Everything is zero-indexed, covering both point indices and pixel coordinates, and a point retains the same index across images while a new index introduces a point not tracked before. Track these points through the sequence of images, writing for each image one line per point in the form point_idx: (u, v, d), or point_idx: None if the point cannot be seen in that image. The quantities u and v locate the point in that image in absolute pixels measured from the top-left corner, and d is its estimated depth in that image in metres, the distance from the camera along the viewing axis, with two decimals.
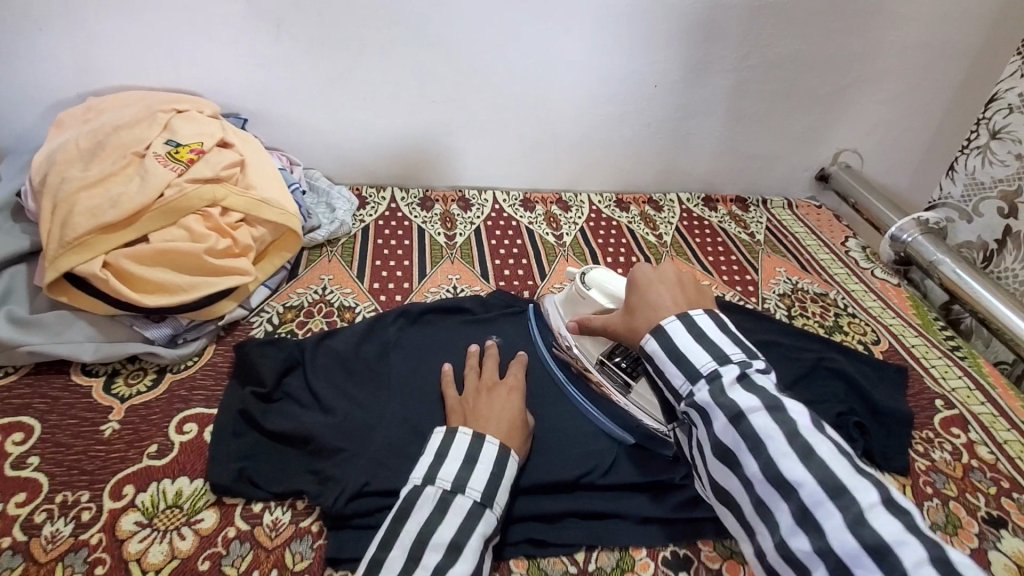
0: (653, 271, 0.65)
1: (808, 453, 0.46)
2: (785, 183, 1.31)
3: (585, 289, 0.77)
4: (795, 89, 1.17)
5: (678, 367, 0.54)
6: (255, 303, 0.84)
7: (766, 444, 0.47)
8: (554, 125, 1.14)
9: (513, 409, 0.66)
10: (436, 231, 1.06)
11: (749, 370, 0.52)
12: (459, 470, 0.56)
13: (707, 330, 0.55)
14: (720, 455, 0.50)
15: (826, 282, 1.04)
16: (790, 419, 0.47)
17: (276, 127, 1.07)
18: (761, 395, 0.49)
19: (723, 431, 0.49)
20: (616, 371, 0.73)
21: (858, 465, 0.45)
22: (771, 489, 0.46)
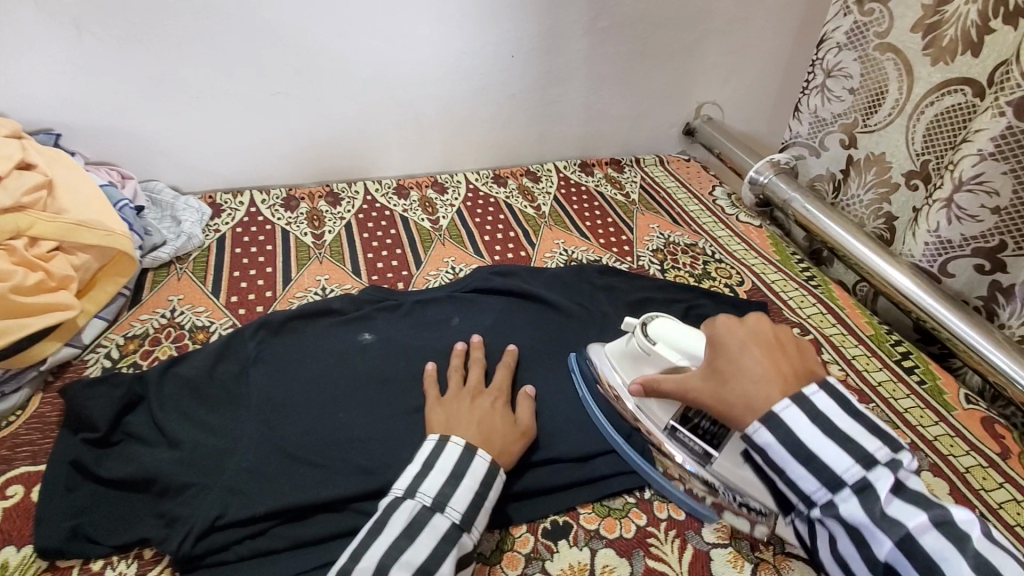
0: (739, 327, 0.60)
1: (992, 575, 0.45)
2: (656, 141, 1.35)
3: (648, 347, 0.65)
4: (651, 48, 1.19)
5: (900, 547, 0.47)
6: (88, 339, 0.75)
7: (941, 567, 0.45)
8: (417, 106, 1.10)
9: (500, 420, 0.65)
10: (302, 231, 1.00)
11: (899, 470, 0.50)
12: (413, 477, 0.57)
13: (833, 418, 0.52)
14: (882, 573, 0.48)
15: (695, 232, 1.08)
16: (960, 531, 0.47)
17: (100, 139, 0.95)
18: (924, 507, 0.48)
19: (890, 555, 0.47)
20: (693, 438, 0.64)
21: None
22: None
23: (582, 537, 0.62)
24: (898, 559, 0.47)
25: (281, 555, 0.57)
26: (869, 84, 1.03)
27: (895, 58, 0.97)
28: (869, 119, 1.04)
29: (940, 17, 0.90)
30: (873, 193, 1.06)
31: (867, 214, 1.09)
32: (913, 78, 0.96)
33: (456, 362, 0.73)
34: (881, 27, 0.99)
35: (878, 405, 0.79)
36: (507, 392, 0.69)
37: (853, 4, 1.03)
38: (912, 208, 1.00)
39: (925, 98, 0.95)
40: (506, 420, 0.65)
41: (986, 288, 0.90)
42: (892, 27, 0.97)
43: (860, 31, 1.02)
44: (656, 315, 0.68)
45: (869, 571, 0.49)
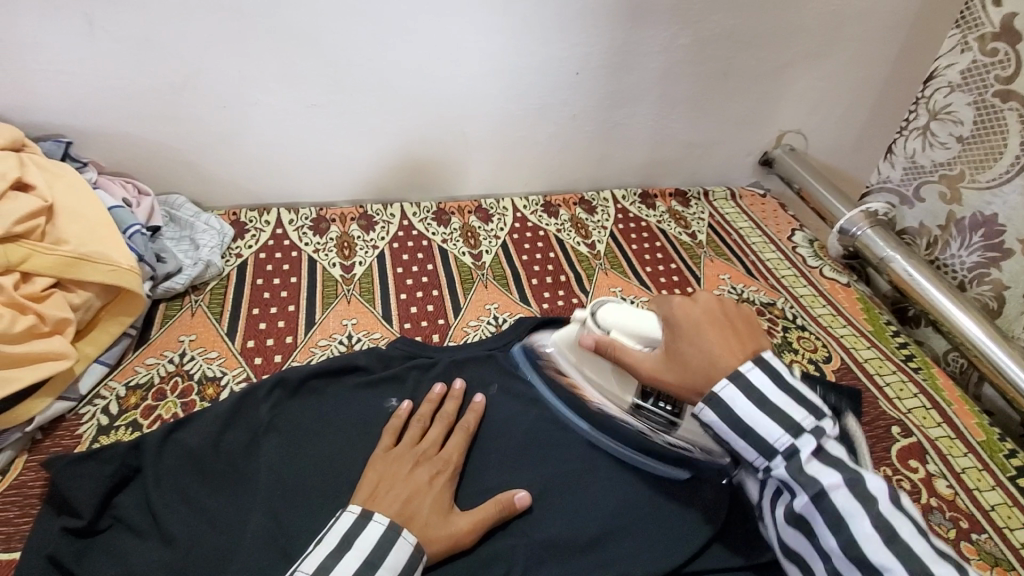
0: (690, 304, 0.58)
1: (891, 533, 0.47)
2: (727, 170, 1.20)
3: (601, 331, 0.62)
4: (733, 69, 1.04)
5: (814, 503, 0.49)
6: (86, 389, 0.66)
7: (848, 523, 0.48)
8: (463, 123, 0.98)
9: (430, 498, 0.57)
10: (330, 261, 0.90)
11: (822, 438, 0.51)
12: (325, 556, 0.49)
13: (773, 395, 0.51)
14: (796, 522, 0.51)
15: (773, 289, 0.95)
16: (869, 493, 0.48)
17: (116, 147, 0.87)
18: (841, 469, 0.49)
19: (805, 509, 0.50)
20: (656, 411, 0.64)
21: (937, 546, 0.47)
22: (853, 567, 0.47)
23: None
24: (812, 513, 0.49)
25: None
26: (983, 133, 0.87)
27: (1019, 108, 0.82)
28: (977, 175, 0.89)
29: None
30: (979, 259, 0.90)
31: (971, 278, 0.92)
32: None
33: (421, 415, 0.65)
34: (1006, 71, 0.83)
35: (992, 538, 0.66)
36: (456, 467, 0.61)
37: (973, 40, 0.87)
38: None
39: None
40: (440, 502, 0.57)
41: None
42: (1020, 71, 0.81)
43: (979, 72, 0.86)
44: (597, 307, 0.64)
45: (787, 520, 0.52)
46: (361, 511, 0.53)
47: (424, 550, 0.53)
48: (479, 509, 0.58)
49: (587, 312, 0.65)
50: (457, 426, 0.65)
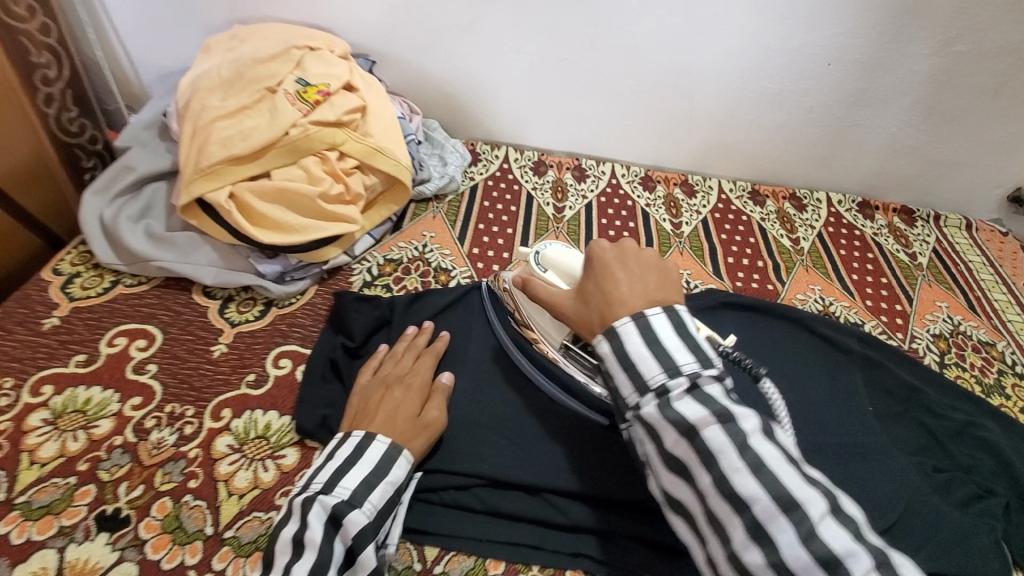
0: (610, 247, 0.55)
1: (759, 466, 0.42)
2: (966, 197, 1.09)
3: (540, 271, 0.66)
4: (1013, 86, 0.94)
5: (682, 438, 0.44)
6: (358, 251, 0.85)
7: (718, 459, 0.43)
8: (694, 99, 1.01)
9: (402, 406, 0.61)
10: (545, 200, 1.00)
11: (699, 379, 0.46)
12: (310, 472, 0.55)
13: (660, 336, 0.48)
14: (672, 466, 0.46)
15: (996, 330, 0.87)
16: (739, 430, 0.43)
17: (403, 73, 1.05)
18: (710, 404, 0.44)
19: (677, 448, 0.45)
20: (584, 353, 0.66)
21: (806, 473, 0.42)
22: (724, 503, 0.42)
23: None
24: (683, 452, 0.44)
25: (475, 515, 0.60)
26: None
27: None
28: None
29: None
30: None
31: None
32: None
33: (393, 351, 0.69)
34: None
35: None
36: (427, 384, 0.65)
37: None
38: None
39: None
40: (408, 409, 0.61)
41: None
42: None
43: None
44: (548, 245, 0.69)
45: (664, 467, 0.46)
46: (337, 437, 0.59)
47: (405, 448, 0.58)
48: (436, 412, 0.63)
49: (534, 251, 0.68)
50: (427, 353, 0.69)
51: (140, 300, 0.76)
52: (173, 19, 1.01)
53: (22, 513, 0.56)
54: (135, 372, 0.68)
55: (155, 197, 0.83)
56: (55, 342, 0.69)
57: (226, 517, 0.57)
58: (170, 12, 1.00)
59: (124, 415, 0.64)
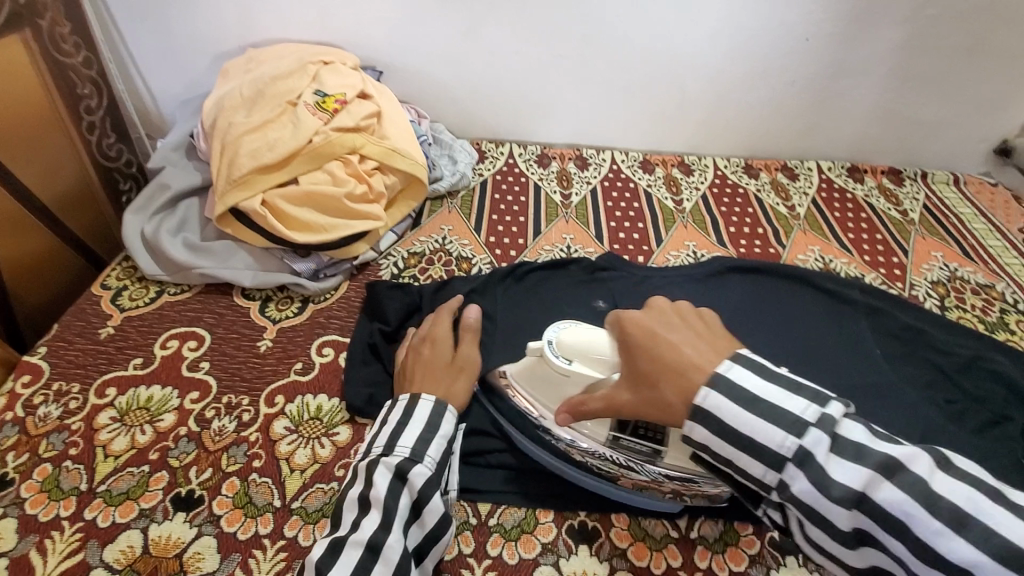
0: (644, 314, 0.56)
1: (939, 503, 0.39)
2: (952, 155, 1.14)
3: (564, 368, 0.60)
4: (986, 43, 0.99)
5: (854, 510, 0.41)
6: (384, 247, 0.91)
7: (910, 524, 0.39)
8: (685, 82, 1.07)
9: (434, 359, 0.66)
10: (552, 189, 1.06)
11: (835, 427, 0.43)
12: (372, 434, 0.60)
13: (756, 393, 0.45)
14: (851, 540, 0.42)
15: (993, 273, 0.91)
16: (912, 478, 0.40)
17: (407, 80, 1.11)
18: (863, 460, 0.41)
19: (852, 523, 0.41)
20: (638, 440, 0.59)
21: (999, 498, 0.39)
22: (930, 570, 0.38)
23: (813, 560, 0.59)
24: (864, 525, 0.41)
25: (518, 471, 0.64)
26: None
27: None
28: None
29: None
30: None
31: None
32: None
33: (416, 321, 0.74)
34: None
35: None
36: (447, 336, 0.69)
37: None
38: None
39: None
40: (441, 362, 0.66)
41: None
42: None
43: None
44: (557, 334, 0.62)
45: (837, 543, 0.43)
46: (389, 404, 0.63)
47: (450, 403, 0.62)
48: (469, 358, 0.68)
49: (545, 341, 0.62)
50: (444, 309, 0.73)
51: (186, 306, 0.81)
52: (189, 48, 1.07)
53: (105, 500, 0.61)
54: (190, 370, 0.73)
55: (190, 212, 0.89)
56: (113, 348, 0.75)
57: (291, 490, 0.62)
58: (185, 42, 1.07)
59: (185, 408, 0.69)
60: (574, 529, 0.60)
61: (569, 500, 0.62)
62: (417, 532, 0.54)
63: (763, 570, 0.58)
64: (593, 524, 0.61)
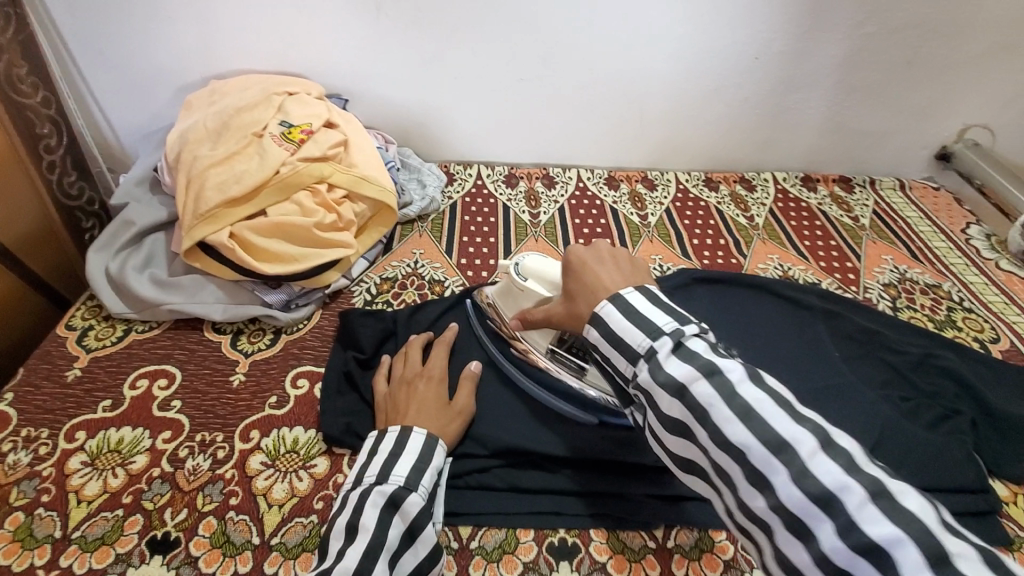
0: (585, 249, 0.60)
1: (748, 412, 0.42)
2: (897, 162, 1.21)
3: (522, 284, 0.72)
4: (919, 57, 1.06)
5: (678, 400, 0.45)
6: (356, 274, 0.91)
7: (709, 411, 0.43)
8: (644, 101, 1.11)
9: (431, 395, 0.68)
10: (521, 209, 1.08)
11: (682, 338, 0.48)
12: (360, 465, 0.59)
13: (638, 308, 0.50)
14: (673, 428, 0.46)
15: (939, 273, 0.96)
16: (725, 381, 0.44)
17: (374, 107, 1.13)
18: (694, 361, 0.46)
19: (672, 409, 0.45)
20: (570, 356, 0.72)
21: (795, 411, 0.42)
22: (725, 455, 0.42)
23: None
24: (682, 414, 0.45)
25: (499, 493, 0.66)
26: None
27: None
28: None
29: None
30: None
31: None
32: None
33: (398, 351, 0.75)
34: None
35: None
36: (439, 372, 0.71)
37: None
38: None
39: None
40: (436, 399, 0.68)
41: None
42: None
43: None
44: (524, 254, 0.75)
45: (666, 430, 0.47)
46: (374, 436, 0.63)
47: (440, 438, 0.64)
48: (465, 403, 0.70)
49: (513, 264, 0.74)
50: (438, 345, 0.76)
51: (156, 343, 0.80)
52: (151, 82, 1.07)
53: (79, 546, 0.59)
54: (162, 409, 0.72)
55: (156, 247, 0.88)
56: (81, 391, 0.73)
57: (270, 525, 0.62)
58: (147, 76, 1.06)
59: (158, 448, 0.68)
60: (554, 547, 0.62)
61: (548, 518, 0.64)
62: (411, 558, 0.53)
63: (738, 574, 0.60)
64: (573, 540, 0.62)
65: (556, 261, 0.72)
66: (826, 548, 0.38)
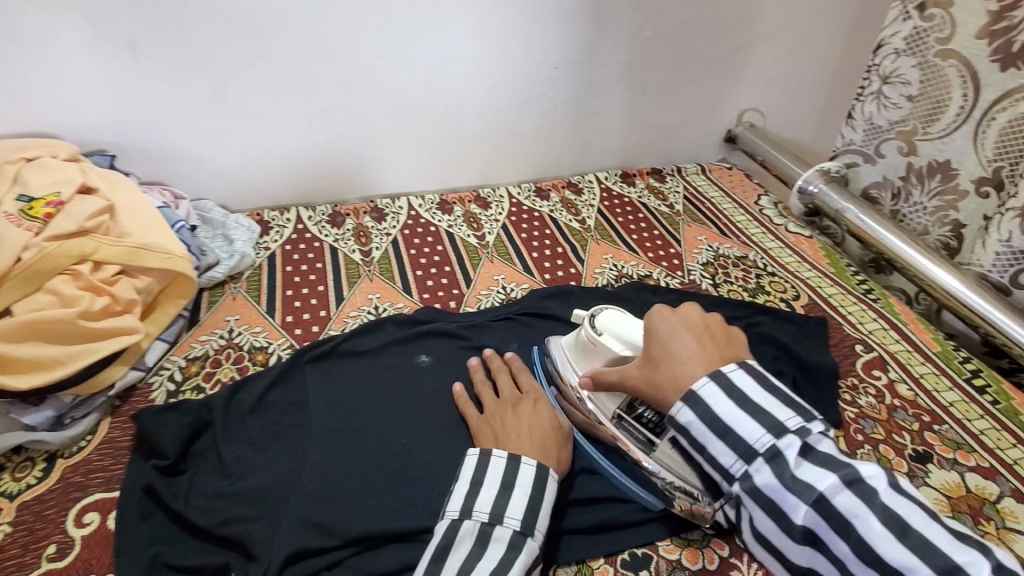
0: (671, 316, 0.61)
1: (905, 529, 0.46)
2: (697, 148, 1.33)
3: (595, 336, 0.67)
4: (694, 55, 1.18)
5: (815, 508, 0.48)
6: (151, 362, 0.76)
7: (854, 523, 0.47)
8: (459, 121, 1.09)
9: (541, 417, 0.66)
10: (350, 249, 0.99)
11: (808, 438, 0.52)
12: (496, 498, 0.57)
13: (747, 393, 0.54)
14: (803, 539, 0.49)
15: (745, 244, 1.07)
16: (871, 490, 0.48)
17: (156, 159, 0.97)
18: (832, 468, 0.49)
19: (808, 520, 0.49)
20: (637, 427, 0.64)
21: (953, 531, 0.46)
22: (871, 572, 0.46)
23: (664, 566, 0.61)
24: (818, 524, 0.48)
25: None
26: (931, 91, 0.96)
27: (957, 65, 0.91)
28: (928, 127, 0.98)
29: (1009, 22, 0.84)
30: (936, 202, 1.00)
31: (930, 222, 1.02)
32: (977, 83, 0.89)
33: (479, 376, 0.74)
34: (943, 33, 0.93)
35: (951, 426, 0.75)
36: (542, 394, 0.70)
37: (913, 8, 0.96)
38: (983, 215, 0.93)
39: (996, 104, 0.88)
40: (546, 420, 0.66)
41: None
42: (955, 32, 0.91)
43: (920, 37, 0.96)
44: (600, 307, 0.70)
45: (795, 540, 0.50)
46: (508, 455, 0.61)
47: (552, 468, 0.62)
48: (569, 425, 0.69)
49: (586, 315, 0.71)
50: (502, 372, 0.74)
51: None
52: None
53: None
54: None
55: None
56: None
57: None
58: None
59: None
60: None
61: None
62: None
63: None
64: None
65: (636, 318, 0.68)
66: (841, 555, 0.47)
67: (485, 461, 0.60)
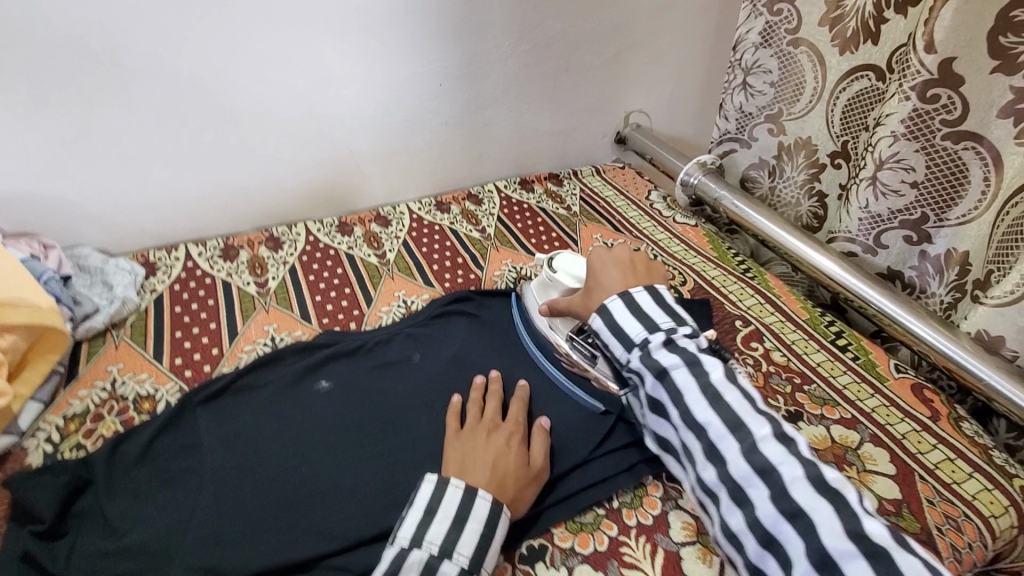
0: (605, 254, 0.79)
1: (728, 409, 0.60)
2: (591, 151, 1.40)
3: (552, 274, 0.85)
4: (574, 64, 1.24)
5: (680, 408, 0.62)
6: (25, 425, 0.72)
7: (684, 395, 0.61)
8: (349, 143, 1.09)
9: (512, 453, 0.65)
10: (244, 281, 0.97)
11: (675, 338, 0.65)
12: (450, 531, 0.57)
13: (643, 305, 0.69)
14: (651, 403, 0.65)
15: (637, 238, 1.13)
16: (717, 392, 0.61)
17: (21, 209, 0.91)
18: (682, 356, 0.64)
19: (653, 389, 0.64)
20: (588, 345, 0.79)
21: (758, 408, 0.60)
22: (688, 430, 0.61)
23: (558, 556, 0.63)
24: (659, 393, 0.64)
25: None
26: (788, 76, 1.06)
27: (808, 50, 1.01)
28: (791, 107, 1.07)
29: (841, 11, 0.94)
30: (808, 174, 1.08)
31: (801, 194, 1.11)
32: (825, 66, 1.00)
33: (474, 393, 0.73)
34: (791, 24, 1.02)
35: (819, 385, 0.83)
36: (523, 427, 0.70)
37: (762, 5, 1.05)
38: (839, 183, 1.04)
39: (838, 85, 0.99)
40: (516, 457, 0.65)
41: (916, 259, 0.94)
42: (801, 22, 1.00)
43: (772, 30, 1.06)
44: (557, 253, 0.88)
45: (649, 407, 0.66)
46: (463, 485, 0.60)
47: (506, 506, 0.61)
48: (515, 416, 0.71)
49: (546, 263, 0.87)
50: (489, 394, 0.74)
51: None
52: None
53: None
54: None
55: None
56: None
57: None
58: None
59: None
60: None
61: None
62: None
63: None
64: None
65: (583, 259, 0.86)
66: (674, 418, 0.62)
67: (441, 490, 0.60)
